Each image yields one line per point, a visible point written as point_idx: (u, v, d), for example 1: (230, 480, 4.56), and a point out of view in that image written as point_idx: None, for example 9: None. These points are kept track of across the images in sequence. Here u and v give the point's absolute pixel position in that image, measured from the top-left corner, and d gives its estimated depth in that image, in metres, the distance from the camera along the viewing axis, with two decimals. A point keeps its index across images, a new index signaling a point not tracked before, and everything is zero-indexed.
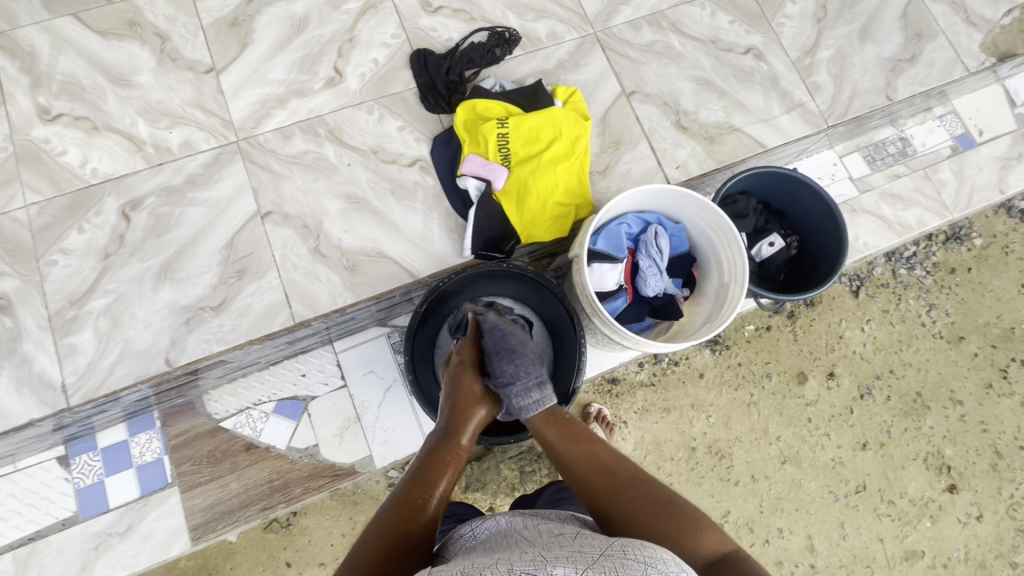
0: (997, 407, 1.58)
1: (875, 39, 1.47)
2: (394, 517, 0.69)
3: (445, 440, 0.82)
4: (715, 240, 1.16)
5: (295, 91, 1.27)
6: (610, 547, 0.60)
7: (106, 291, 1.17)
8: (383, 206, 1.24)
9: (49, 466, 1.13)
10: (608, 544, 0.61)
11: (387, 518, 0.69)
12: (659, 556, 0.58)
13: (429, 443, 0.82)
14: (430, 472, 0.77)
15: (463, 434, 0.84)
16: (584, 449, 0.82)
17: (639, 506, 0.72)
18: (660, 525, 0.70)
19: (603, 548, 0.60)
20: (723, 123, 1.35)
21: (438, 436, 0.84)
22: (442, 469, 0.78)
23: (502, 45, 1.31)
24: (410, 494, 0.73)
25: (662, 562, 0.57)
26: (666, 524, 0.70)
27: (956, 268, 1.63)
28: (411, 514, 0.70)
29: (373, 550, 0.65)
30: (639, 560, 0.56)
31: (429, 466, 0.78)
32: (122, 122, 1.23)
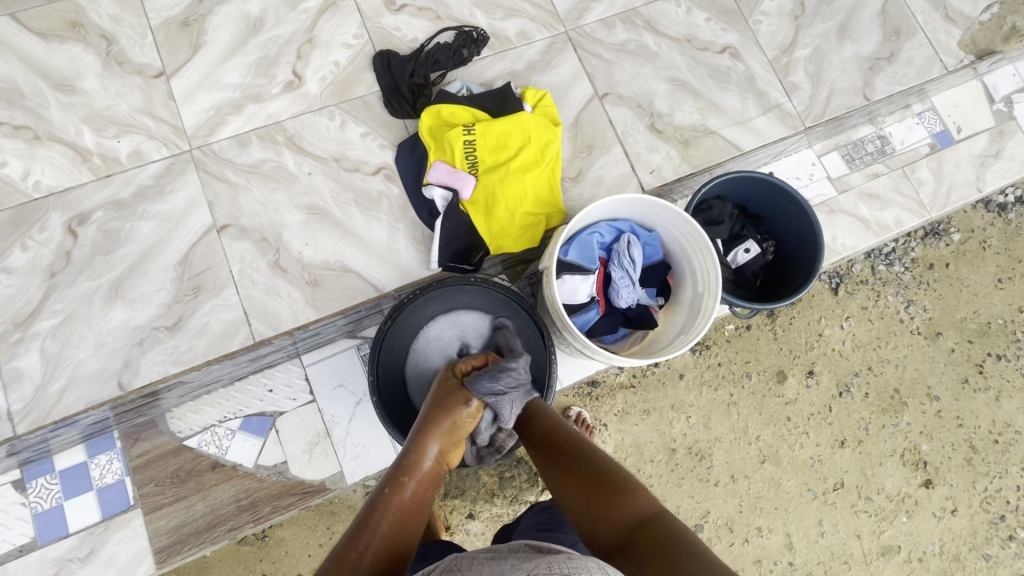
0: (973, 402, 1.58)
1: (853, 37, 1.43)
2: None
3: (391, 478, 0.75)
4: (689, 249, 1.13)
5: (252, 96, 1.21)
6: (536, 565, 0.58)
7: (53, 311, 1.11)
8: (347, 217, 1.19)
9: (3, 491, 1.08)
10: (533, 563, 0.59)
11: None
12: (584, 566, 0.58)
13: (380, 485, 0.75)
14: (371, 518, 0.70)
15: (425, 465, 0.78)
16: (539, 421, 0.89)
17: (575, 477, 0.79)
18: (592, 495, 0.76)
19: (530, 568, 0.58)
20: (698, 125, 1.32)
21: (395, 476, 0.75)
22: (381, 516, 0.71)
23: (469, 45, 1.24)
24: (349, 548, 0.67)
25: (588, 571, 0.57)
26: (597, 496, 0.76)
27: (934, 263, 1.62)
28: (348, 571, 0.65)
29: None
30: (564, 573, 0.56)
31: (369, 515, 0.71)
32: (65, 131, 1.16)
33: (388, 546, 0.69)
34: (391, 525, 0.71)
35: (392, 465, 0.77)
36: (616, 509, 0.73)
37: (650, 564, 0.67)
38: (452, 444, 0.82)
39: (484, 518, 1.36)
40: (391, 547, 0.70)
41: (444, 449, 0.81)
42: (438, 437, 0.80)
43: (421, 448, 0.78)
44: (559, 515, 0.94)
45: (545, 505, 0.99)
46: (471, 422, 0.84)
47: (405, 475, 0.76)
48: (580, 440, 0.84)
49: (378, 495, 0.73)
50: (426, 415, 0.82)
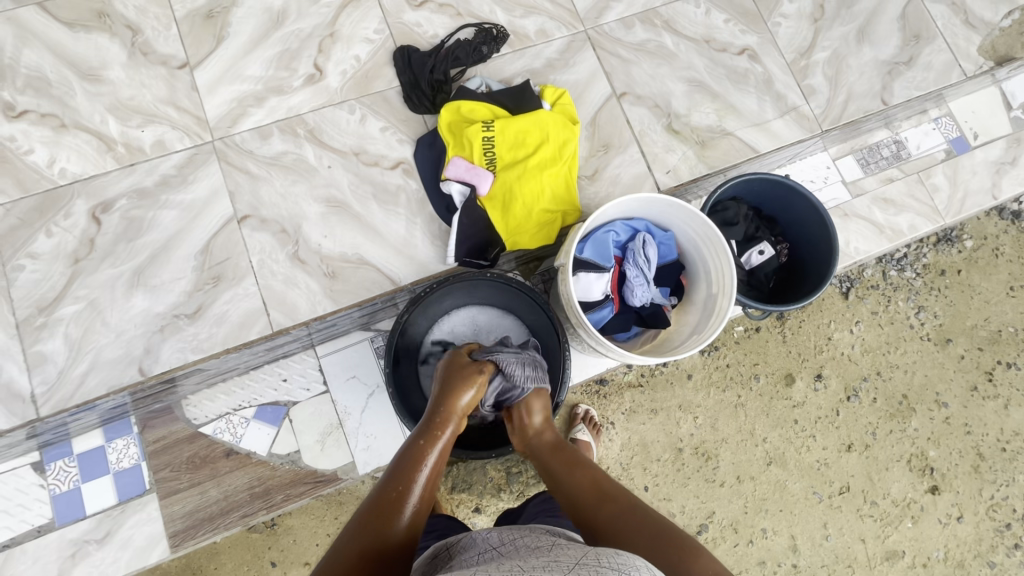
0: (982, 410, 1.58)
1: (872, 41, 1.43)
2: (368, 522, 0.66)
3: (424, 430, 0.78)
4: (705, 249, 1.13)
5: (273, 89, 1.22)
6: (585, 555, 0.58)
7: (76, 297, 1.13)
8: (365, 210, 1.20)
9: (24, 472, 1.10)
10: (581, 553, 0.59)
11: (362, 520, 0.67)
12: (632, 563, 0.57)
13: (413, 436, 0.78)
14: (408, 466, 0.73)
15: (453, 421, 0.81)
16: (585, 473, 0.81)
17: (635, 534, 0.71)
18: (655, 551, 0.68)
19: (578, 557, 0.58)
20: (715, 126, 1.32)
21: (427, 426, 0.79)
22: (416, 468, 0.73)
23: (489, 42, 1.26)
24: (387, 487, 0.70)
25: (635, 568, 0.56)
26: (662, 555, 0.68)
27: (945, 270, 1.62)
28: (388, 516, 0.67)
29: (351, 550, 0.64)
30: (612, 567, 0.55)
31: (407, 463, 0.74)
32: (91, 120, 1.18)
33: (423, 494, 0.72)
34: (427, 476, 0.74)
35: (424, 418, 0.80)
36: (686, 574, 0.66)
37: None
38: (473, 406, 0.85)
39: (490, 512, 1.37)
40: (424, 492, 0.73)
41: (467, 408, 0.84)
42: (467, 394, 0.84)
43: (450, 405, 0.81)
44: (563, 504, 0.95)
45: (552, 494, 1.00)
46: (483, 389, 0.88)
47: (437, 429, 0.79)
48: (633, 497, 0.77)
49: (413, 447, 0.76)
50: (452, 375, 0.87)
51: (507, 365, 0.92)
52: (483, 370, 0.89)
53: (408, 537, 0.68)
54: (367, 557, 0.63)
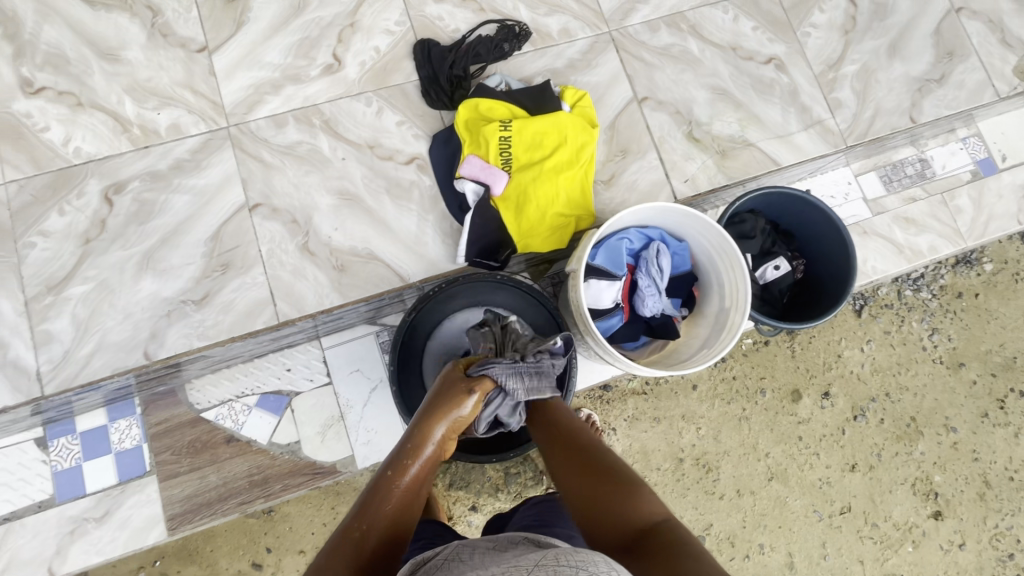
0: (991, 437, 1.55)
1: (904, 56, 1.39)
2: (331, 560, 0.62)
3: (394, 460, 0.73)
4: (719, 262, 1.11)
5: (291, 77, 1.21)
6: (544, 555, 0.57)
7: (86, 277, 1.13)
8: (377, 204, 1.19)
9: (26, 447, 1.11)
10: (541, 553, 0.58)
11: (325, 558, 0.62)
12: (590, 559, 0.56)
13: (384, 468, 0.72)
14: (377, 498, 0.69)
15: (432, 448, 0.76)
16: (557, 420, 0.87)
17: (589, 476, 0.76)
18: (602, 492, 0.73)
19: (538, 558, 0.57)
20: (737, 136, 1.29)
21: (400, 457, 0.74)
22: (384, 499, 0.69)
23: (511, 40, 1.24)
24: (353, 523, 0.66)
25: (596, 564, 0.55)
26: (606, 498, 0.72)
27: (963, 292, 1.59)
28: (354, 554, 0.63)
29: None
30: (571, 566, 0.55)
31: (375, 495, 0.69)
32: (107, 100, 1.18)
33: (392, 524, 0.68)
34: (397, 506, 0.69)
35: (396, 447, 0.75)
36: (629, 516, 0.69)
37: (654, 565, 0.63)
38: (454, 431, 0.80)
39: (487, 512, 1.36)
40: (393, 523, 0.68)
41: (445, 434, 0.78)
42: (445, 419, 0.78)
43: (424, 431, 0.76)
44: (554, 508, 0.92)
45: (543, 498, 0.96)
46: (472, 411, 0.82)
47: (412, 460, 0.74)
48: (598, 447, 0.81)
49: (382, 479, 0.71)
50: (432, 400, 0.81)
51: (503, 380, 0.85)
52: (473, 392, 0.82)
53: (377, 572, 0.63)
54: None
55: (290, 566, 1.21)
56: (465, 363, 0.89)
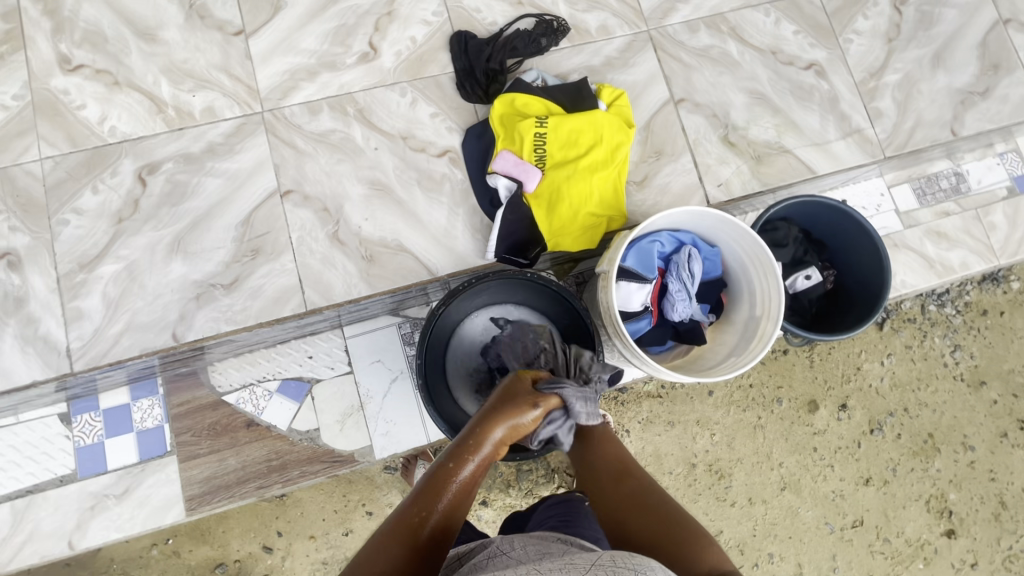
0: (1009, 458, 1.53)
1: (947, 67, 1.36)
2: (386, 543, 0.63)
3: (454, 451, 0.71)
4: (752, 270, 1.10)
5: (327, 64, 1.21)
6: (600, 555, 0.58)
7: (117, 257, 1.14)
8: (408, 196, 1.19)
9: (51, 422, 1.12)
10: (595, 553, 0.59)
11: (382, 541, 0.63)
12: (649, 565, 0.56)
13: (444, 459, 0.71)
14: (435, 489, 0.68)
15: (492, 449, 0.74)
16: (610, 454, 0.83)
17: (642, 521, 0.73)
18: (667, 537, 0.71)
19: (593, 557, 0.58)
20: (773, 142, 1.27)
21: (458, 451, 0.72)
22: (441, 491, 0.68)
23: (549, 35, 1.22)
24: (410, 509, 0.66)
25: (652, 570, 0.56)
26: (671, 545, 0.70)
27: (988, 310, 1.57)
28: (410, 545, 0.63)
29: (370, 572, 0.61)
30: (628, 568, 0.55)
31: (433, 486, 0.69)
32: (144, 80, 1.18)
33: (447, 517, 0.68)
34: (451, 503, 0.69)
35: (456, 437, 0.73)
36: (689, 569, 0.67)
37: None
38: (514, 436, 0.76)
39: (497, 507, 1.36)
40: (446, 518, 0.68)
41: (505, 436, 0.74)
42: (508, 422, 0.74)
43: (485, 431, 0.72)
44: (576, 508, 0.85)
45: (564, 497, 0.89)
46: (533, 422, 0.77)
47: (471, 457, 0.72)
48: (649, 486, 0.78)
49: (441, 469, 0.70)
50: (499, 398, 0.77)
51: (571, 402, 0.81)
52: (538, 407, 0.77)
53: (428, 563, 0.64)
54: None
55: (299, 551, 1.28)
56: (531, 374, 0.84)
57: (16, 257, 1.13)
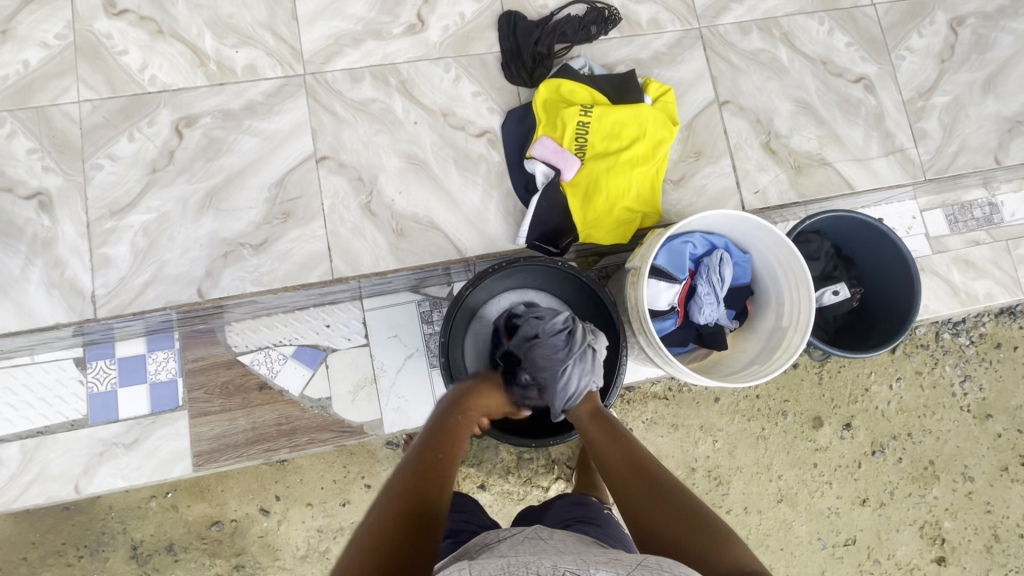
0: (1007, 492, 1.53)
1: (998, 94, 1.34)
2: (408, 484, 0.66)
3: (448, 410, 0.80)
4: (782, 279, 1.09)
5: (372, 32, 1.19)
6: (645, 559, 0.55)
7: (148, 207, 1.13)
8: (443, 173, 1.18)
9: (65, 365, 1.11)
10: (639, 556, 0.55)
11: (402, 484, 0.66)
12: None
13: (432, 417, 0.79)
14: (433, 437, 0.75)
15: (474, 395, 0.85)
16: (626, 451, 0.80)
17: (666, 524, 0.69)
18: (686, 531, 0.68)
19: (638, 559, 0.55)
20: (815, 154, 1.26)
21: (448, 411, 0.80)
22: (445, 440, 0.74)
23: (599, 23, 1.20)
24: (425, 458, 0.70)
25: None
26: (690, 543, 0.66)
27: (1001, 344, 1.56)
28: (423, 486, 0.66)
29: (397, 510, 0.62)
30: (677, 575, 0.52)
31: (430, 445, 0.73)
32: (188, 31, 1.16)
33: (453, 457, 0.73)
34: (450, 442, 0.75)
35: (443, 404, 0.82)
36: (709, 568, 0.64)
37: None
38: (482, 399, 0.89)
39: (495, 492, 1.35)
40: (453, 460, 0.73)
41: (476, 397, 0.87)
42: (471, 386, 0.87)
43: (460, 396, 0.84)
44: (598, 514, 0.85)
45: (578, 499, 0.90)
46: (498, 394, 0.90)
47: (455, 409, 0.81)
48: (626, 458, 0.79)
49: (432, 429, 0.76)
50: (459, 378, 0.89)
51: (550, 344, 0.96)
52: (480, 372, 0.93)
53: (444, 494, 0.67)
54: (408, 514, 0.62)
55: (296, 516, 1.29)
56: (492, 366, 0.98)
57: (47, 197, 1.12)
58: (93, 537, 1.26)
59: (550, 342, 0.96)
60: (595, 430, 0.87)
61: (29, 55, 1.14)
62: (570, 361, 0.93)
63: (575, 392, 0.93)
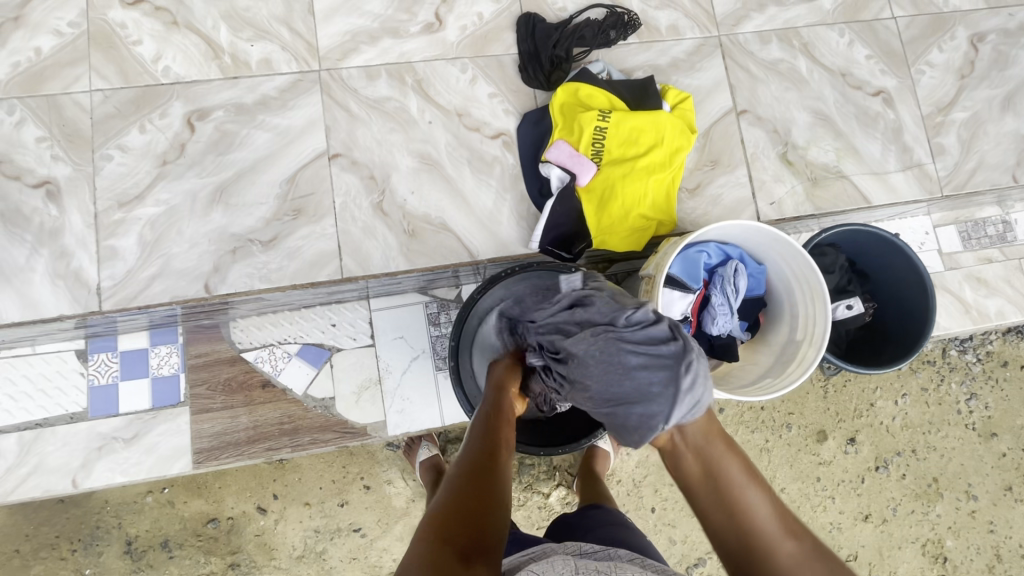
0: (1010, 512, 1.52)
1: (1016, 111, 1.33)
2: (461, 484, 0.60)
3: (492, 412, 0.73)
4: (798, 292, 1.07)
5: (390, 30, 1.18)
6: None
7: (157, 200, 1.12)
8: (457, 174, 1.17)
9: (67, 357, 1.10)
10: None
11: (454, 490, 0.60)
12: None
13: (486, 399, 0.77)
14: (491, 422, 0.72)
15: (513, 383, 0.80)
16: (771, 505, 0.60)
17: None
18: None
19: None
20: (831, 166, 1.24)
21: (491, 411, 0.74)
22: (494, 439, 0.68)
23: (619, 28, 1.19)
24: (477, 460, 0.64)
25: None
26: None
27: (1009, 362, 1.55)
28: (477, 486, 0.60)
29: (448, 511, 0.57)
30: None
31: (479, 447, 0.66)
32: (203, 23, 1.15)
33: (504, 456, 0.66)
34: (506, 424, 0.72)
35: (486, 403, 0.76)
36: None
37: None
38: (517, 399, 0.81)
39: None
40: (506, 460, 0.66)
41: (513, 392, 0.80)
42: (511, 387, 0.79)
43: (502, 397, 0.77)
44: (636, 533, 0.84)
45: (612, 518, 0.89)
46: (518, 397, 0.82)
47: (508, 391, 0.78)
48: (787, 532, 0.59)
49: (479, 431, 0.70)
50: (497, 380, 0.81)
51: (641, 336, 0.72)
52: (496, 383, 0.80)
53: (502, 500, 0.60)
54: (461, 521, 0.56)
55: (292, 516, 1.27)
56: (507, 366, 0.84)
57: (56, 187, 1.11)
58: (87, 532, 1.24)
59: (641, 338, 0.72)
60: (740, 473, 0.62)
61: (41, 42, 1.12)
62: (689, 354, 0.69)
63: (700, 402, 0.67)
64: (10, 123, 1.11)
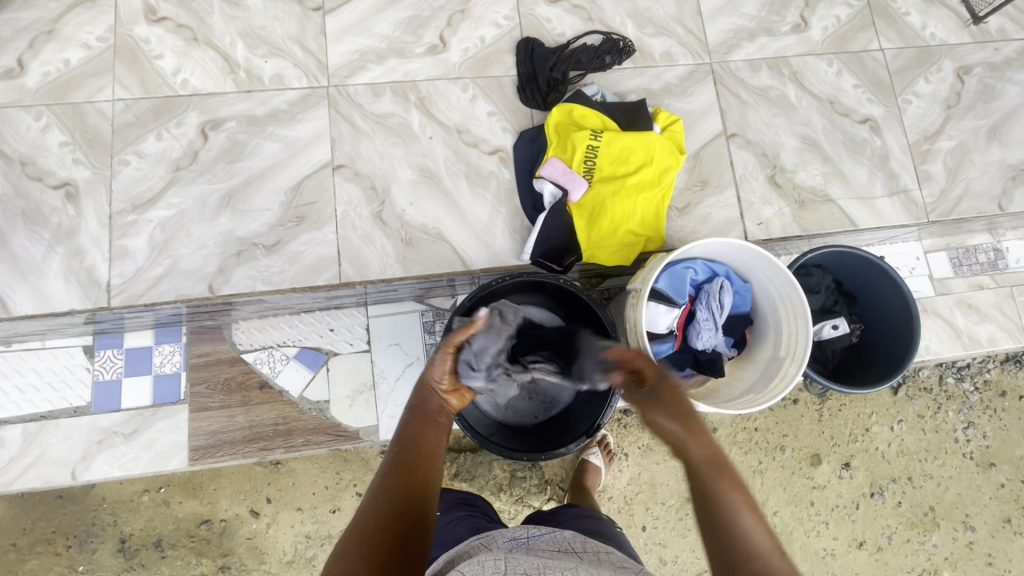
0: (1009, 544, 1.50)
1: (1003, 141, 1.36)
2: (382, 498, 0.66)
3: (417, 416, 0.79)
4: (782, 310, 1.09)
5: (395, 50, 1.25)
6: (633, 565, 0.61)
7: (169, 204, 1.18)
8: (454, 188, 1.22)
9: (74, 352, 1.14)
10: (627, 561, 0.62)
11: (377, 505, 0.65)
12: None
13: (411, 403, 0.82)
14: (414, 432, 0.76)
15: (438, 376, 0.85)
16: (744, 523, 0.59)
17: None
18: None
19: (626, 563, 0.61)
20: (819, 190, 1.28)
21: (414, 415, 0.79)
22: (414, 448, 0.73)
23: (614, 53, 1.25)
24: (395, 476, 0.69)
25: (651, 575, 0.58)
26: None
27: (1006, 392, 1.55)
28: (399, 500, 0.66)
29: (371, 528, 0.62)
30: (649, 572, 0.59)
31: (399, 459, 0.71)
32: (221, 40, 1.22)
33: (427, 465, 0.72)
34: (433, 435, 0.77)
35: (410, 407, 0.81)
36: None
37: None
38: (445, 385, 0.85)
39: None
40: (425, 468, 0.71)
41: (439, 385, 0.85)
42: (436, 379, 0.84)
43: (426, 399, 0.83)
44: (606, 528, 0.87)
45: (586, 513, 0.91)
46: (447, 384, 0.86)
47: (432, 396, 0.83)
48: (772, 558, 0.55)
49: (404, 441, 0.74)
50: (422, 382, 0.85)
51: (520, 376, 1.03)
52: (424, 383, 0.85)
53: (421, 514, 0.65)
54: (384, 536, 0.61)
55: (285, 521, 1.29)
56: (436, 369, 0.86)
57: (75, 189, 1.17)
58: (83, 528, 1.26)
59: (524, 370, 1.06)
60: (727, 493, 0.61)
61: (70, 54, 1.20)
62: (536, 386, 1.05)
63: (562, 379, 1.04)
64: (37, 127, 1.18)
